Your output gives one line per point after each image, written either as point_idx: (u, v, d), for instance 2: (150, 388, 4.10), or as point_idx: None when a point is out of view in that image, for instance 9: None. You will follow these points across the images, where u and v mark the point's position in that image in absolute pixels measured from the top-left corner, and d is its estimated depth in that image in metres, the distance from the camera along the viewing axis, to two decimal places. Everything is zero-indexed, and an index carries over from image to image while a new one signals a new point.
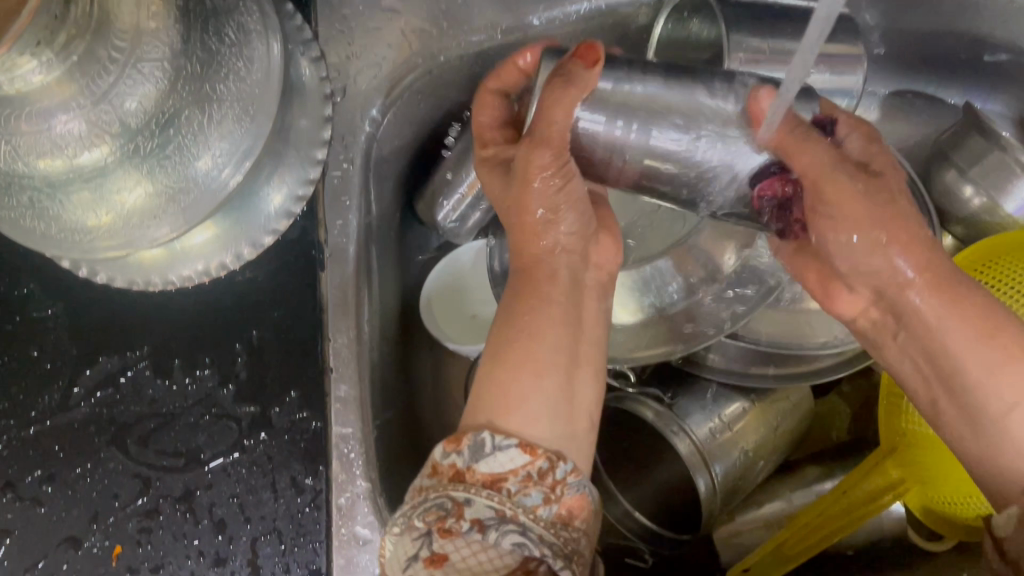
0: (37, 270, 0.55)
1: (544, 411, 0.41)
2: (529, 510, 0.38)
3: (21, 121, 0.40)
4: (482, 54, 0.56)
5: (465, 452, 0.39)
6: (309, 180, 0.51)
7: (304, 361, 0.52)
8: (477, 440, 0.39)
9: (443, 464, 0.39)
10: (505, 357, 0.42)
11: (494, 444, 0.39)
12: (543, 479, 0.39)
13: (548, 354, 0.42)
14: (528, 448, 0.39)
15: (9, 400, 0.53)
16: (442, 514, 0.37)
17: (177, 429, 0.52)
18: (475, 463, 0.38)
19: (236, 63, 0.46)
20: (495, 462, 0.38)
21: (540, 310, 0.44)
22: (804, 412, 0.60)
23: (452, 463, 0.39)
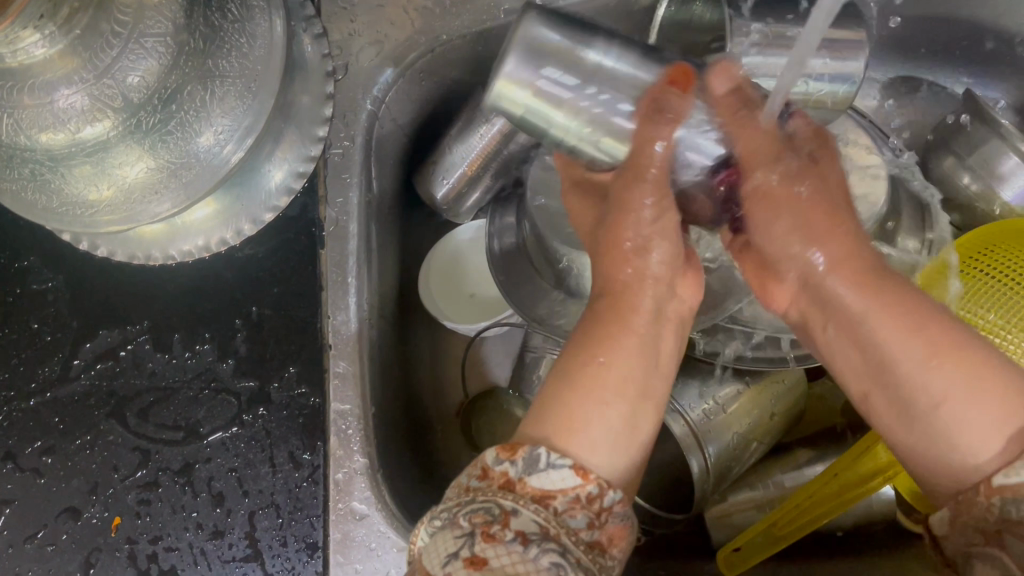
0: (38, 243, 0.55)
1: (604, 438, 0.38)
2: (574, 532, 0.34)
3: (24, 94, 0.41)
4: (483, 33, 0.56)
5: (519, 463, 0.36)
6: (310, 157, 0.51)
7: (303, 338, 0.52)
8: (533, 451, 0.36)
9: (495, 471, 0.36)
10: (572, 377, 0.40)
11: (549, 459, 0.36)
12: (592, 504, 0.36)
13: (616, 380, 0.40)
14: (583, 470, 0.36)
15: (10, 371, 0.53)
16: (489, 519, 0.34)
17: (175, 403, 0.52)
18: (528, 475, 0.35)
19: (238, 39, 0.46)
20: (548, 478, 0.35)
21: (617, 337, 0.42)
22: (797, 395, 0.61)
23: (505, 470, 0.36)
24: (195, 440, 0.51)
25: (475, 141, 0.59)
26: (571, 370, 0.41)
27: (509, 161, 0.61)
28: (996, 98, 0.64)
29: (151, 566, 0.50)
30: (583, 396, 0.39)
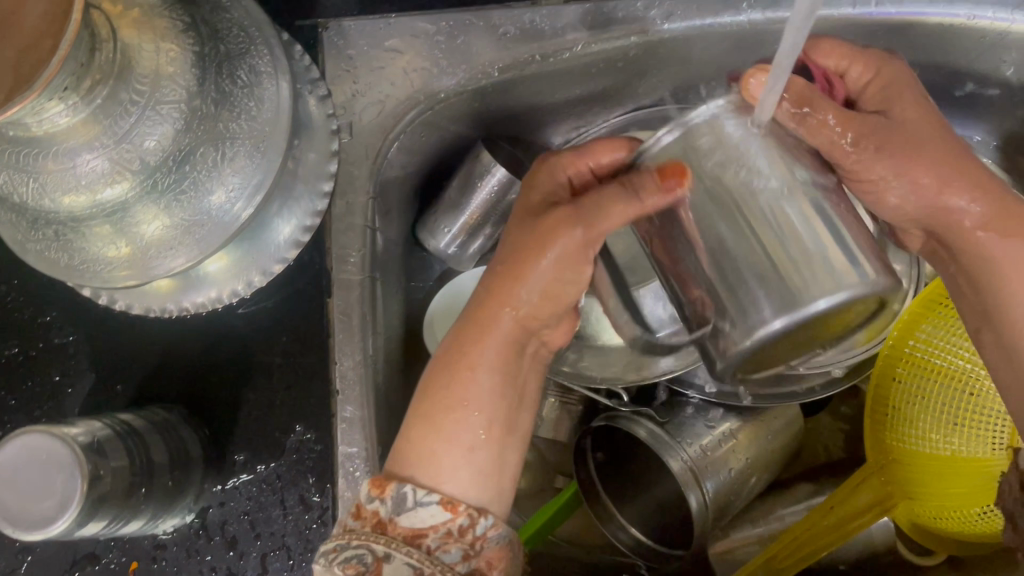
0: (56, 298, 0.56)
1: (459, 465, 0.46)
2: (448, 566, 0.43)
3: (48, 160, 0.43)
4: (479, 91, 0.59)
5: (388, 503, 0.44)
6: (317, 211, 0.54)
7: (310, 385, 0.55)
8: (400, 492, 0.44)
9: (367, 510, 0.44)
10: (422, 415, 0.47)
11: (415, 498, 0.44)
12: (464, 536, 0.44)
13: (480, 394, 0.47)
14: (448, 506, 0.44)
15: (32, 422, 0.55)
16: (361, 568, 0.42)
17: (201, 470, 0.53)
18: (396, 515, 0.44)
19: (247, 104, 0.49)
20: (415, 517, 0.44)
21: (474, 366, 0.47)
22: (793, 431, 0.62)
23: (376, 509, 0.44)
24: (211, 484, 0.54)
25: (476, 195, 0.63)
26: (453, 367, 0.47)
27: (510, 208, 0.64)
28: (975, 135, 0.67)
29: None
30: (438, 433, 0.46)
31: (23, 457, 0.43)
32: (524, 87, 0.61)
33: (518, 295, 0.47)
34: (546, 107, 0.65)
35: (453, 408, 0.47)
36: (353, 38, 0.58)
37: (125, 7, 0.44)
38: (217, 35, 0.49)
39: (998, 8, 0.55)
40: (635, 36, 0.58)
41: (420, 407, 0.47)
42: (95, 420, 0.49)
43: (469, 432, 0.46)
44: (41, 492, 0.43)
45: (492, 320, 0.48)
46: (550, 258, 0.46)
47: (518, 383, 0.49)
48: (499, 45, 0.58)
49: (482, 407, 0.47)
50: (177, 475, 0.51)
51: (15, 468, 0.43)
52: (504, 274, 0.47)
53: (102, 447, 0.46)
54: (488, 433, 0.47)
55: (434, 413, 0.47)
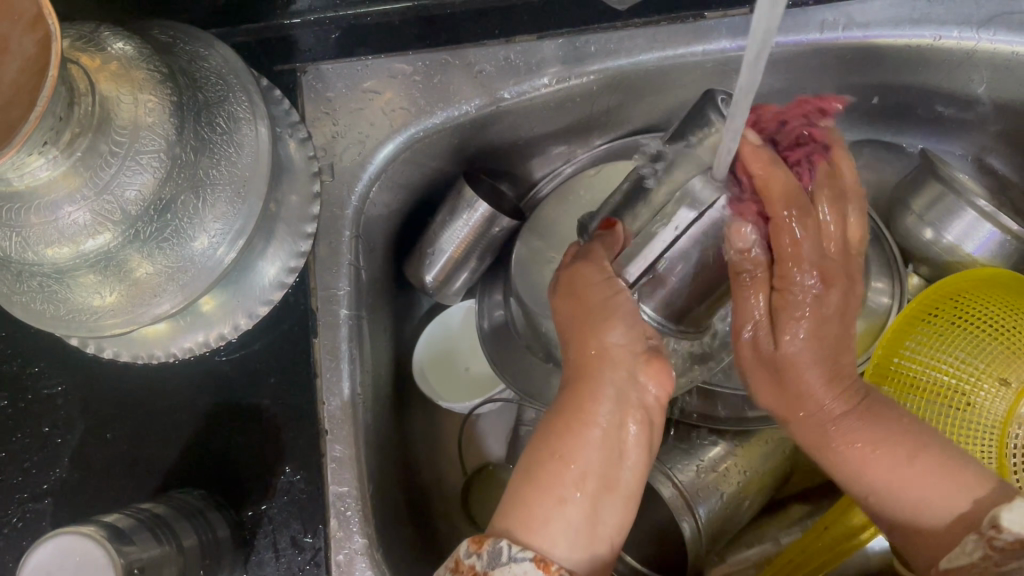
0: (45, 349, 0.56)
1: (563, 531, 0.44)
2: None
3: (30, 213, 0.43)
4: (458, 127, 0.60)
5: (483, 556, 0.42)
6: (299, 253, 0.55)
7: (298, 425, 0.55)
8: (496, 546, 0.42)
9: (464, 564, 0.42)
10: (532, 478, 0.46)
11: (511, 553, 0.41)
12: None
13: (582, 465, 0.46)
14: (541, 563, 0.41)
15: (22, 474, 0.54)
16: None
17: (232, 550, 0.52)
18: (490, 569, 0.41)
19: (227, 150, 0.50)
20: (507, 571, 0.41)
21: (579, 428, 0.47)
22: (784, 454, 0.62)
23: (472, 564, 0.42)
24: (240, 571, 0.52)
25: (460, 228, 0.63)
26: (560, 426, 0.47)
27: (494, 241, 0.65)
28: (951, 152, 0.68)
29: None
30: (544, 498, 0.45)
31: (55, 557, 0.42)
32: (503, 122, 0.62)
33: (597, 343, 0.49)
34: (526, 141, 0.66)
35: (558, 468, 0.46)
36: (331, 80, 0.59)
37: (103, 60, 0.45)
38: (195, 83, 0.49)
39: (963, 28, 0.56)
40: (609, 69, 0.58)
41: (526, 475, 0.47)
42: (120, 513, 0.48)
43: (572, 490, 0.45)
44: None
45: (590, 375, 0.48)
46: (620, 319, 0.48)
47: (619, 448, 0.47)
48: (475, 83, 0.58)
49: (583, 468, 0.46)
50: (208, 564, 0.50)
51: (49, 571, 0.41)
52: (579, 335, 0.50)
53: (125, 533, 0.45)
54: (592, 491, 0.45)
55: (534, 480, 0.46)
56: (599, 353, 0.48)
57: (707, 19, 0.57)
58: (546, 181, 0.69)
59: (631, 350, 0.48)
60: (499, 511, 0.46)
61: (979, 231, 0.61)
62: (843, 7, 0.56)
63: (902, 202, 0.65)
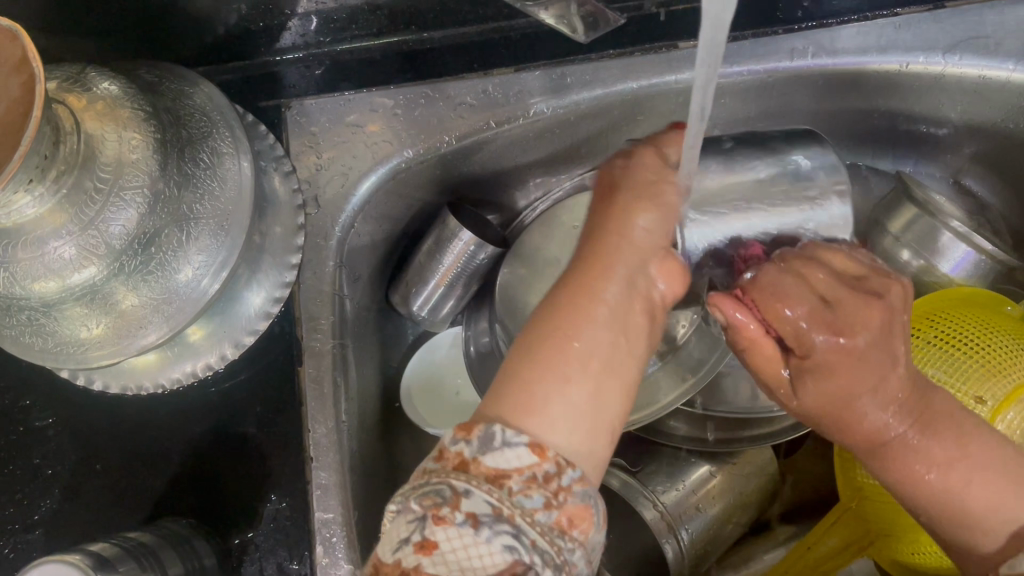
0: (37, 381, 0.57)
1: (560, 415, 0.39)
2: (528, 513, 0.36)
3: (17, 249, 0.45)
4: (440, 159, 0.62)
5: (474, 442, 0.37)
6: (285, 283, 0.56)
7: (284, 453, 0.55)
8: (486, 432, 0.37)
9: (450, 451, 0.37)
10: (533, 356, 0.41)
11: (503, 438, 0.37)
12: (548, 483, 0.37)
13: (587, 348, 0.41)
14: (538, 448, 0.37)
15: (14, 505, 0.55)
16: (439, 502, 0.36)
17: None
18: (481, 455, 0.37)
19: (211, 185, 0.51)
20: (501, 458, 0.37)
21: (588, 310, 0.42)
22: (766, 474, 0.62)
23: (459, 450, 0.37)
24: None
25: (445, 257, 0.64)
26: (567, 301, 0.43)
27: (478, 269, 0.66)
28: (927, 174, 0.69)
29: None
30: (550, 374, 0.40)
31: None
32: (485, 152, 0.63)
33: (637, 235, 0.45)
34: (509, 170, 0.67)
35: (559, 350, 0.41)
36: (315, 116, 0.62)
37: (89, 101, 0.47)
38: (179, 121, 0.51)
39: (928, 54, 0.57)
40: (587, 98, 0.60)
41: (527, 349, 0.42)
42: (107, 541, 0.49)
43: (576, 369, 0.41)
44: None
45: (610, 260, 0.44)
46: (644, 216, 0.46)
47: (627, 334, 0.43)
48: (456, 116, 0.60)
49: (590, 346, 0.41)
50: None
51: None
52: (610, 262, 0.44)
53: (108, 560, 0.45)
54: (602, 369, 0.41)
55: (534, 359, 0.41)
56: (623, 232, 0.45)
57: (679, 49, 0.58)
58: (529, 212, 0.70)
59: (656, 240, 0.46)
60: (489, 394, 0.41)
61: (954, 252, 0.63)
62: (811, 35, 0.57)
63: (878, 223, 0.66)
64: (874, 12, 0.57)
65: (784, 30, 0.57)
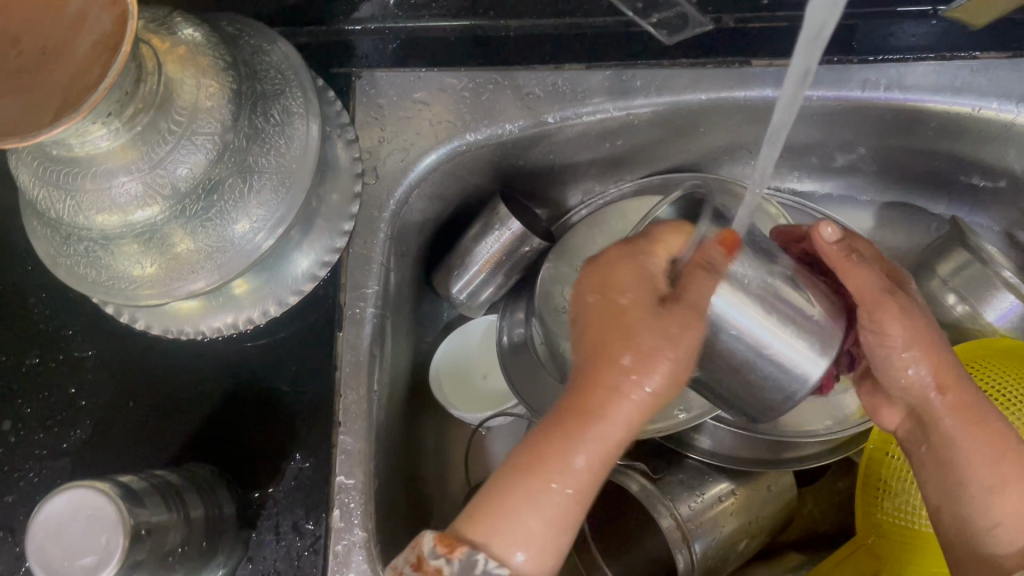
0: (80, 314, 0.58)
1: (529, 542, 0.42)
2: None
3: (86, 179, 0.46)
4: (500, 145, 0.62)
5: (454, 563, 0.40)
6: (335, 248, 0.56)
7: (315, 412, 0.56)
8: (467, 558, 0.40)
9: (429, 565, 0.40)
10: (518, 471, 0.43)
11: (484, 567, 0.40)
12: None
13: (575, 476, 0.42)
14: None
15: (45, 430, 0.56)
16: None
17: (236, 526, 0.53)
18: None
19: (278, 141, 0.52)
20: None
21: (582, 438, 0.42)
22: (787, 498, 0.62)
23: (439, 567, 0.40)
24: (241, 550, 0.53)
25: (490, 243, 0.65)
26: (568, 425, 0.43)
27: (521, 259, 0.67)
28: (982, 221, 0.69)
29: None
30: (527, 494, 0.42)
31: (67, 510, 0.42)
32: (545, 145, 0.63)
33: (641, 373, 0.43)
34: (564, 167, 0.68)
35: (546, 475, 0.42)
36: (383, 88, 0.61)
37: (173, 44, 0.47)
38: (256, 75, 0.52)
39: (1003, 100, 0.57)
40: (653, 102, 0.60)
41: (519, 464, 0.43)
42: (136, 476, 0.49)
43: (561, 502, 0.42)
44: (83, 541, 0.42)
45: (599, 394, 0.43)
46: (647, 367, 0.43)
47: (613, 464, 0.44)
48: (522, 105, 0.60)
49: (576, 478, 0.42)
50: (210, 536, 0.50)
51: (60, 520, 0.42)
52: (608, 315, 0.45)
53: (136, 494, 0.45)
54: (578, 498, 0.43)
55: (518, 479, 0.43)
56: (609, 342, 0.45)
57: (752, 66, 0.58)
58: (579, 209, 0.71)
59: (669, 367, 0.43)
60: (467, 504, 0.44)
61: (1001, 303, 0.63)
62: (885, 68, 0.57)
63: (928, 264, 0.65)
64: (951, 53, 0.57)
65: (860, 60, 0.57)
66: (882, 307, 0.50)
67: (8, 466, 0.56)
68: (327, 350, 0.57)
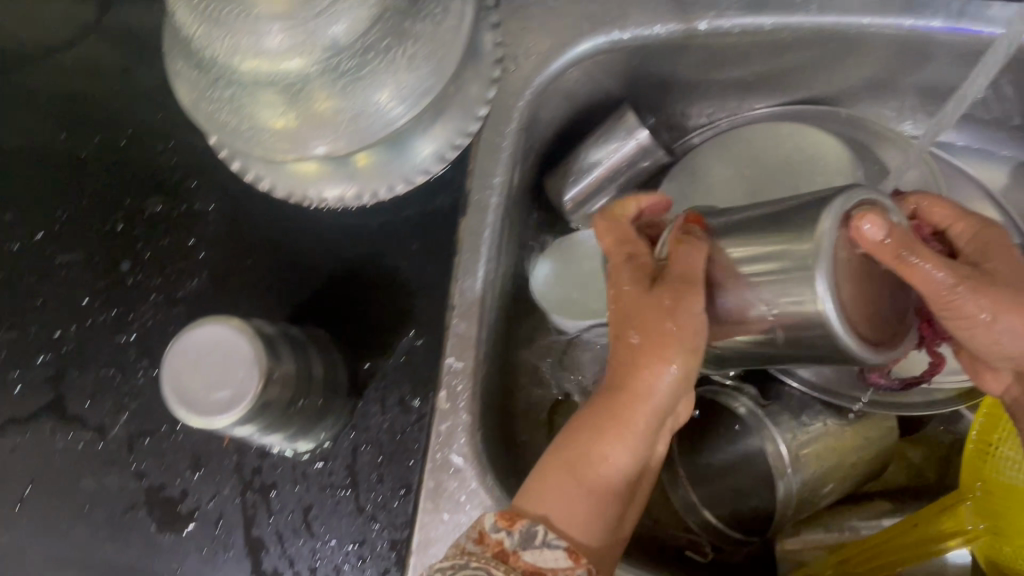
0: (205, 167, 0.58)
1: (569, 520, 0.44)
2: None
3: (242, 23, 0.45)
4: (645, 48, 0.59)
5: (515, 535, 0.43)
6: (467, 132, 0.54)
7: (431, 295, 0.55)
8: (529, 530, 0.43)
9: (491, 538, 0.43)
10: (563, 462, 0.45)
11: (545, 539, 0.43)
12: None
13: (610, 461, 0.45)
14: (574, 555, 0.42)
15: (161, 277, 0.57)
16: None
17: (345, 395, 0.54)
18: (522, 550, 0.42)
19: (433, 13, 0.50)
20: (540, 555, 0.42)
21: (620, 423, 0.45)
22: (890, 444, 0.61)
23: (501, 539, 0.43)
24: (347, 418, 0.54)
25: (611, 151, 0.63)
26: (603, 421, 0.45)
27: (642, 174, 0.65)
28: None
29: (254, 478, 0.54)
30: (572, 471, 0.45)
31: (207, 342, 0.42)
32: (688, 56, 0.61)
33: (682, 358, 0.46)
34: (698, 84, 0.66)
35: (586, 461, 0.45)
36: None
37: None
38: None
39: None
40: (810, 23, 0.57)
41: (558, 459, 0.46)
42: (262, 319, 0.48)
43: (602, 485, 0.45)
44: (218, 373, 0.42)
45: (630, 387, 0.45)
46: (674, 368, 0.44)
47: (646, 452, 0.46)
48: (674, 8, 0.58)
49: (609, 472, 0.45)
50: (325, 398, 0.51)
51: (199, 351, 0.42)
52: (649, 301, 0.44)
53: (268, 341, 0.45)
54: (620, 483, 0.45)
55: (551, 477, 0.45)
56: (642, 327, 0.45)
57: None
58: (701, 131, 0.68)
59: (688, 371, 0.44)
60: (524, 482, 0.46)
61: None
62: None
63: None
64: None
65: None
66: (960, 289, 0.43)
67: (124, 307, 0.57)
68: (447, 235, 0.56)
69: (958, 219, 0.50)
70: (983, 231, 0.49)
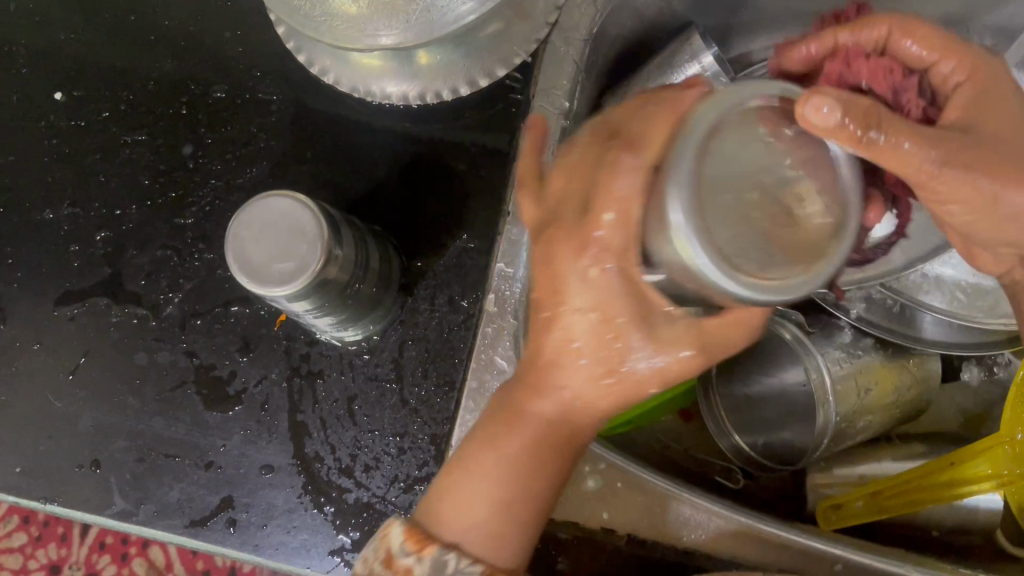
0: (272, 58, 0.59)
1: (492, 546, 0.41)
2: None
3: None
4: None
5: (425, 562, 0.40)
6: (535, 39, 0.54)
7: (486, 199, 0.56)
8: (440, 558, 0.39)
9: (399, 563, 0.40)
10: (454, 476, 0.42)
11: (457, 566, 0.39)
12: None
13: (522, 463, 0.41)
14: None
15: (222, 162, 0.58)
16: None
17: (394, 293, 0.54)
18: None
19: None
20: None
21: (516, 438, 0.41)
22: (932, 386, 0.61)
23: (410, 565, 0.39)
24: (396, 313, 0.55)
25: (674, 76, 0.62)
26: (499, 423, 0.42)
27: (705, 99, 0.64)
28: None
29: (301, 365, 0.55)
30: (481, 477, 0.42)
31: (271, 214, 0.43)
32: None
33: (623, 318, 0.37)
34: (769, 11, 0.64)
35: (488, 471, 0.42)
36: None
37: None
38: None
39: None
40: None
41: (452, 472, 0.43)
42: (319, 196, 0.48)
43: (517, 509, 0.42)
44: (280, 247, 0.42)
45: (545, 378, 0.41)
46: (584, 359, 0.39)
47: (550, 461, 0.42)
48: None
49: (519, 488, 0.41)
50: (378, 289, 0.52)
51: (263, 224, 0.43)
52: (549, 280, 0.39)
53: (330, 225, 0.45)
54: (525, 510, 0.42)
55: (472, 478, 0.42)
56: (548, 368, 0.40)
57: None
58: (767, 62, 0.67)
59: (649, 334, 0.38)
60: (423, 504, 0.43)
61: None
62: None
63: None
64: None
65: None
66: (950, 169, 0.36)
67: (185, 190, 0.58)
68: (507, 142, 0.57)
69: (946, 54, 0.42)
70: (973, 70, 0.41)
